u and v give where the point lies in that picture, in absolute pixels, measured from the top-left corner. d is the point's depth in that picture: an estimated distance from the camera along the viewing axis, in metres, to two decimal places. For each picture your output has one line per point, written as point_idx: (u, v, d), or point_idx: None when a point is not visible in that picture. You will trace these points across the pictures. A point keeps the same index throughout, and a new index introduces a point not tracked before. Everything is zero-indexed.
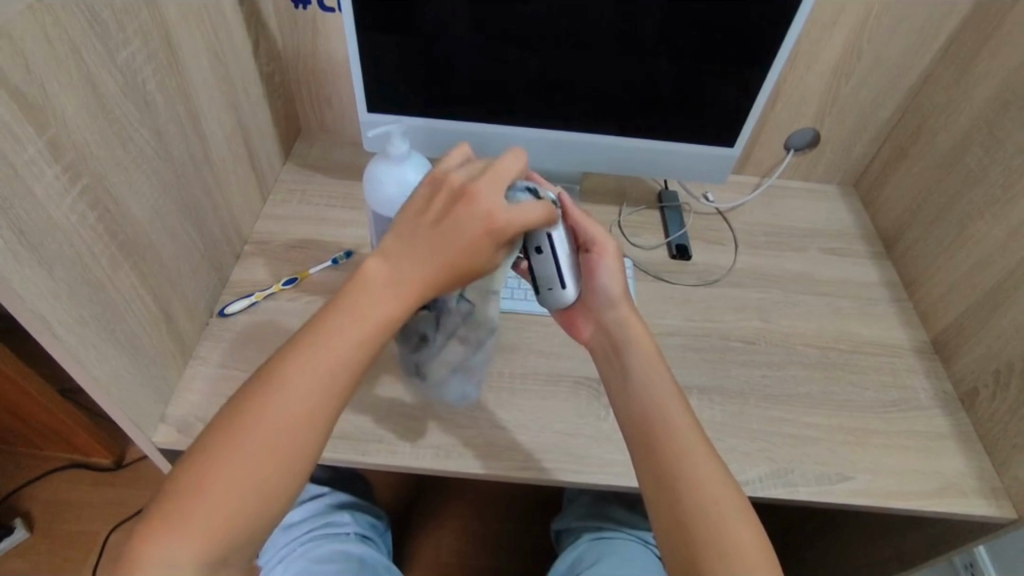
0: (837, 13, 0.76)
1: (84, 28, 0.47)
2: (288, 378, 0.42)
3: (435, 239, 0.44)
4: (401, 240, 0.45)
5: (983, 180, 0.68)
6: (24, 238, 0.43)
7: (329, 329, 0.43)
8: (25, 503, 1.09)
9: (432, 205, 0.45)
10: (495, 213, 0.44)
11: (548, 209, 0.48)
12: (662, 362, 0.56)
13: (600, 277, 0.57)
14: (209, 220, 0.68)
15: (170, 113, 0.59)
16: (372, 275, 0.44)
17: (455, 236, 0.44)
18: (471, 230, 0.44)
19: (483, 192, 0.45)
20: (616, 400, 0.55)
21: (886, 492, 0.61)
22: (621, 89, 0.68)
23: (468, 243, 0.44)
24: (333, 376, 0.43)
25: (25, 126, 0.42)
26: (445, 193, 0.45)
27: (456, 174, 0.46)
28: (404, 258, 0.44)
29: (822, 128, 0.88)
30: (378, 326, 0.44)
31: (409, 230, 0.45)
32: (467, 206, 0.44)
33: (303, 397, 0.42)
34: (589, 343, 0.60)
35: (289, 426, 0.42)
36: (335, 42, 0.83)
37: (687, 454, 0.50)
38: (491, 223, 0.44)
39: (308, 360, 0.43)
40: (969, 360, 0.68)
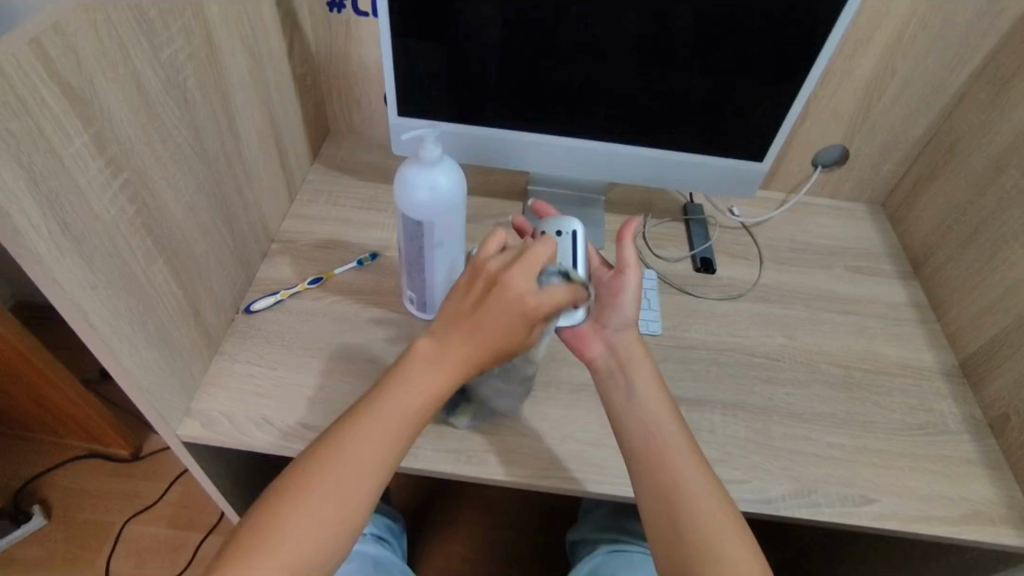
0: (872, 31, 0.76)
1: (131, 26, 0.48)
2: (352, 439, 0.47)
3: (477, 323, 0.47)
4: (452, 327, 0.48)
5: (1019, 203, 0.67)
6: (68, 231, 0.44)
7: (389, 397, 0.48)
8: (44, 490, 1.11)
9: (471, 294, 0.48)
10: (527, 296, 0.46)
11: (575, 292, 0.49)
12: (661, 386, 0.56)
13: (624, 298, 0.58)
14: (240, 217, 0.69)
15: (207, 111, 0.59)
16: (423, 355, 0.49)
17: (493, 322, 0.47)
18: (509, 313, 0.46)
19: (518, 278, 0.47)
20: (615, 420, 0.55)
21: (913, 517, 0.60)
22: (651, 101, 0.68)
23: (506, 324, 0.46)
24: (393, 439, 0.47)
25: (73, 120, 0.43)
26: (484, 282, 0.48)
27: (492, 262, 0.48)
28: (452, 343, 0.48)
29: (851, 145, 0.88)
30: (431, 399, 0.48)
31: (455, 318, 0.48)
32: (501, 294, 0.46)
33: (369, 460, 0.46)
34: (594, 362, 0.59)
35: (357, 483, 0.46)
36: (367, 45, 0.84)
37: (682, 468, 0.51)
38: (524, 307, 0.46)
39: (372, 423, 0.47)
40: (1000, 386, 0.67)
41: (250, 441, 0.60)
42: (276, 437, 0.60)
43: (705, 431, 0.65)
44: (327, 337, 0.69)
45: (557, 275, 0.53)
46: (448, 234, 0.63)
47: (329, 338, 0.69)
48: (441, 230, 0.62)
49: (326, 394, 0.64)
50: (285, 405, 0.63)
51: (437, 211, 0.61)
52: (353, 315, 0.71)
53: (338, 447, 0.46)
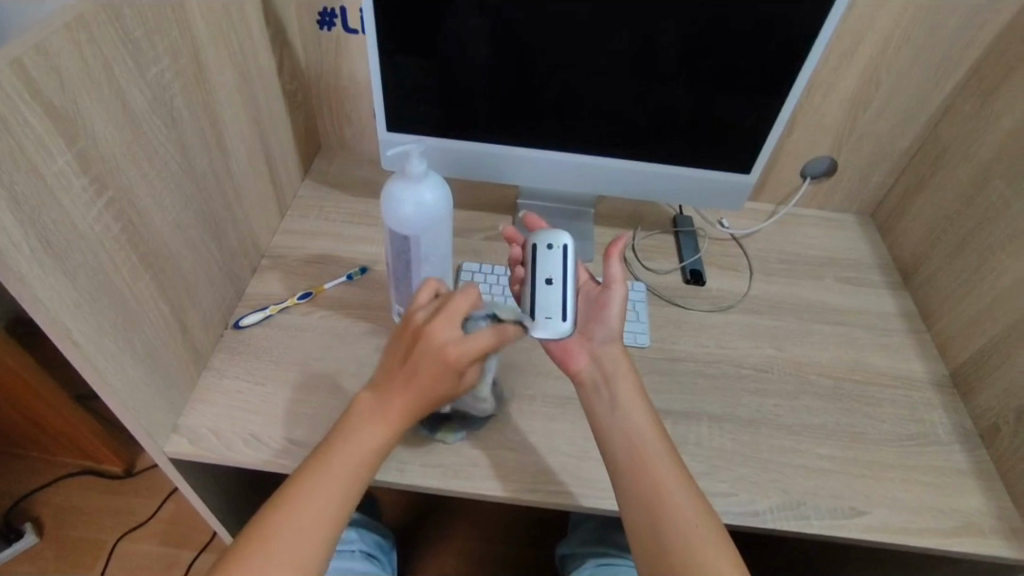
0: (855, 43, 0.77)
1: (116, 46, 0.49)
2: (309, 487, 0.48)
3: (409, 375, 0.49)
4: (389, 382, 0.50)
5: (1004, 213, 0.67)
6: (50, 249, 0.44)
7: (340, 444, 0.49)
8: (36, 508, 1.10)
9: (400, 347, 0.51)
10: (449, 346, 0.48)
11: (501, 334, 0.50)
12: (645, 399, 0.56)
13: (610, 313, 0.59)
14: (229, 233, 0.70)
15: (195, 129, 0.60)
16: (365, 405, 0.51)
17: (420, 374, 0.49)
18: (434, 365, 0.48)
19: (439, 329, 0.49)
20: (600, 432, 0.55)
21: (903, 529, 0.60)
22: (637, 115, 0.69)
23: (434, 375, 0.49)
24: (347, 484, 0.49)
25: (57, 139, 0.44)
26: (410, 337, 0.50)
27: (417, 315, 0.51)
28: (389, 395, 0.50)
29: (839, 156, 0.88)
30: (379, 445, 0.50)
31: (390, 371, 0.51)
32: (425, 346, 0.48)
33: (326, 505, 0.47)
34: (578, 374, 0.59)
35: (314, 531, 0.47)
36: (357, 62, 0.85)
37: (667, 481, 0.51)
38: (447, 358, 0.48)
39: (327, 469, 0.48)
40: (990, 396, 0.67)
41: (237, 457, 0.60)
42: (262, 453, 0.60)
43: (694, 443, 0.64)
44: (315, 351, 0.69)
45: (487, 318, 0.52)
46: (435, 247, 0.64)
47: (318, 353, 0.69)
48: (427, 244, 0.63)
49: (314, 409, 0.64)
50: (273, 420, 0.63)
51: (422, 225, 0.61)
52: (341, 330, 0.71)
53: (303, 490, 0.47)
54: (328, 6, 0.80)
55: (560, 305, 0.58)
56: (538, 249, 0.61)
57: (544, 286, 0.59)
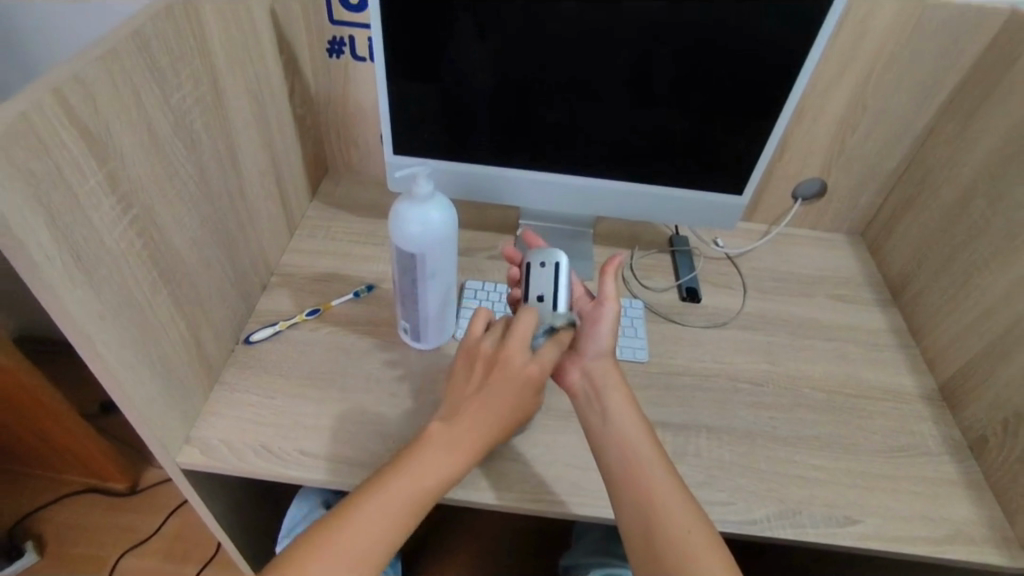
0: (840, 71, 0.81)
1: (144, 74, 0.52)
2: (374, 509, 0.49)
3: (486, 398, 0.54)
4: (463, 407, 0.54)
5: (986, 231, 0.70)
6: (80, 263, 0.46)
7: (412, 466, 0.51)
8: (38, 526, 1.11)
9: (476, 373, 0.55)
10: (528, 365, 0.54)
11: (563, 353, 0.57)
12: (637, 409, 0.58)
13: (602, 329, 0.62)
14: (241, 251, 0.72)
15: (212, 152, 0.63)
16: (438, 432, 0.53)
17: (502, 395, 0.54)
18: (514, 384, 0.54)
19: (517, 354, 0.54)
20: (595, 444, 0.57)
21: (896, 538, 0.61)
22: (634, 139, 0.72)
23: (514, 397, 0.54)
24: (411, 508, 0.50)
25: (89, 160, 0.46)
26: (485, 362, 0.55)
27: (486, 343, 0.55)
28: (465, 422, 0.53)
29: (828, 178, 0.92)
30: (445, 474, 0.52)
31: (465, 397, 0.55)
32: (506, 369, 0.54)
33: (389, 526, 0.49)
34: (572, 388, 0.61)
35: (376, 549, 0.48)
36: (365, 89, 0.89)
37: (660, 489, 0.52)
38: (528, 379, 0.54)
39: (395, 493, 0.50)
40: (978, 408, 0.69)
41: (248, 468, 0.62)
42: (273, 464, 0.62)
43: (692, 455, 0.66)
44: (323, 366, 0.71)
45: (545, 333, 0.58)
46: (440, 266, 0.66)
47: (326, 367, 0.71)
48: (433, 262, 0.65)
49: (323, 421, 0.66)
50: (283, 432, 0.64)
51: (428, 243, 0.63)
52: (349, 345, 0.73)
53: (372, 506, 0.49)
54: (338, 36, 0.83)
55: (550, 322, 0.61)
56: (531, 267, 0.64)
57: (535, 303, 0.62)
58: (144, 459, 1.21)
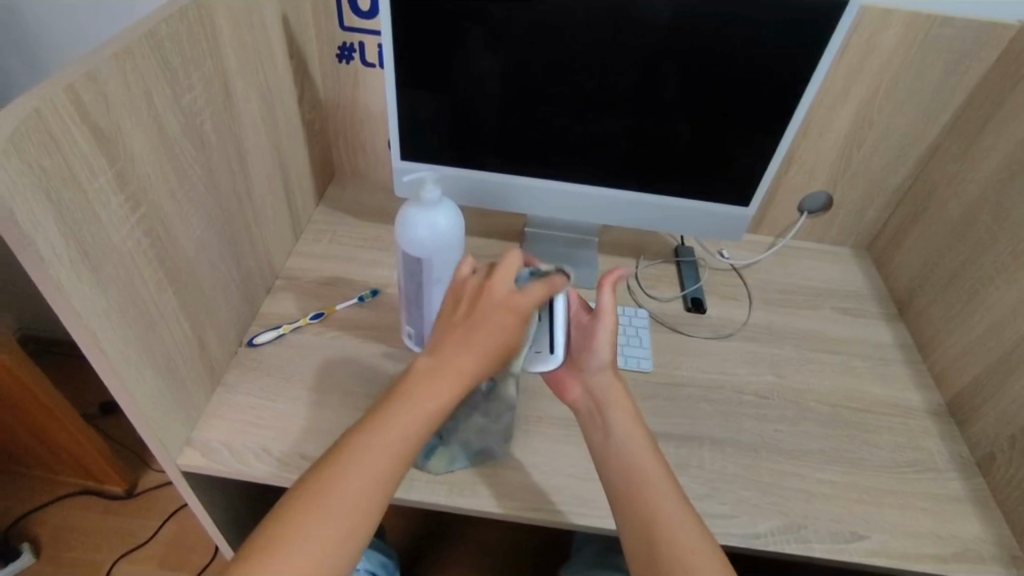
0: (848, 85, 0.81)
1: (157, 75, 0.52)
2: (368, 445, 0.45)
3: (469, 332, 0.51)
4: (445, 339, 0.51)
5: (993, 246, 0.70)
6: (87, 260, 0.46)
7: (392, 415, 0.47)
8: (34, 528, 1.10)
9: (461, 305, 0.53)
10: (512, 297, 0.52)
11: (551, 288, 0.55)
12: (643, 425, 0.58)
13: (597, 343, 0.61)
14: (246, 253, 0.72)
15: (221, 153, 0.63)
16: (424, 366, 0.50)
17: (485, 322, 0.51)
18: (498, 315, 0.52)
19: (500, 284, 0.52)
20: (597, 457, 0.58)
21: (903, 555, 0.60)
22: (641, 149, 0.72)
23: (498, 324, 0.52)
24: (409, 436, 0.47)
25: (100, 158, 0.46)
26: (468, 295, 0.53)
27: (474, 278, 0.54)
28: (445, 358, 0.50)
29: (834, 191, 0.92)
30: (430, 418, 0.48)
31: (452, 328, 0.52)
32: (488, 299, 0.52)
33: (391, 453, 0.46)
34: (574, 404, 0.63)
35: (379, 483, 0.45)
36: (373, 95, 0.89)
37: (658, 494, 0.52)
38: (509, 304, 0.52)
39: (389, 428, 0.46)
40: (985, 424, 0.68)
41: (248, 471, 0.61)
42: (274, 467, 0.61)
43: (696, 467, 0.66)
44: (326, 370, 0.70)
45: (529, 275, 0.59)
46: (446, 271, 0.66)
47: (329, 371, 0.70)
48: (439, 267, 0.65)
49: (325, 425, 0.65)
50: (285, 435, 0.64)
51: (434, 248, 0.63)
52: (352, 350, 0.73)
53: (362, 440, 0.46)
54: (348, 41, 0.84)
55: (547, 339, 0.62)
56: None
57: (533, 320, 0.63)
58: (143, 461, 1.20)
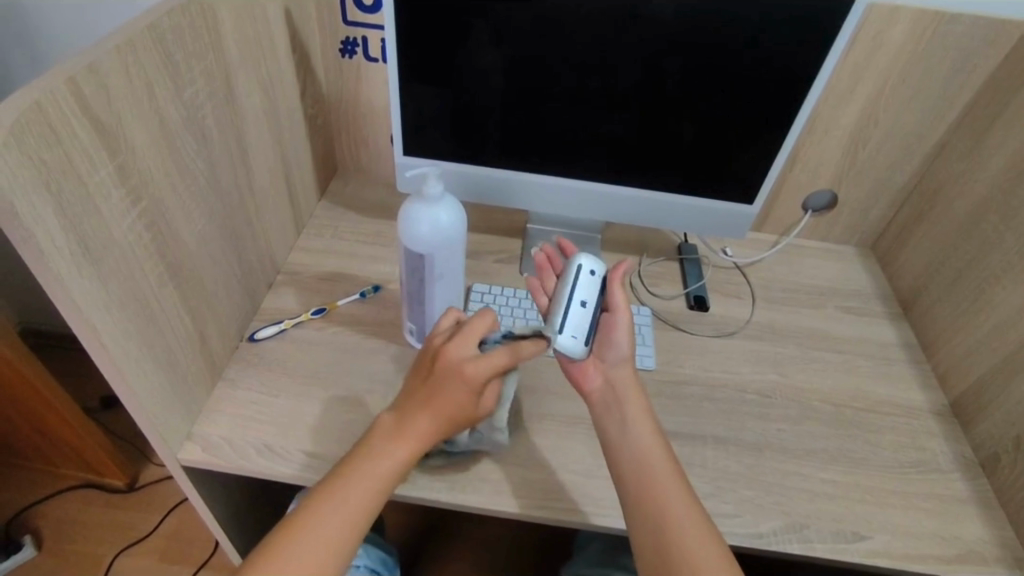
0: (855, 83, 0.80)
1: (159, 68, 0.52)
2: (329, 502, 0.49)
3: (430, 396, 0.52)
4: (409, 399, 0.54)
5: (1000, 246, 0.69)
6: (87, 253, 0.46)
7: (361, 461, 0.51)
8: (34, 521, 1.10)
9: (424, 363, 0.54)
10: (466, 364, 0.51)
11: (513, 354, 0.52)
12: (653, 418, 0.58)
13: (618, 336, 0.61)
14: (248, 248, 0.72)
15: (223, 147, 0.63)
16: (386, 424, 0.53)
17: (446, 386, 0.52)
18: (453, 381, 0.51)
19: (456, 347, 0.52)
20: (608, 450, 0.57)
21: (905, 555, 0.60)
22: (648, 146, 0.71)
23: (460, 387, 0.52)
24: (369, 493, 0.50)
25: (100, 151, 0.46)
26: (430, 356, 0.54)
27: (439, 338, 0.55)
28: (412, 419, 0.52)
29: (839, 190, 0.91)
30: (401, 463, 0.52)
31: (415, 388, 0.54)
32: (444, 362, 0.52)
33: (350, 511, 0.49)
34: (591, 396, 0.60)
35: (337, 539, 0.48)
36: (376, 90, 0.89)
37: (668, 490, 0.52)
38: (463, 373, 0.51)
39: (351, 484, 0.50)
40: (989, 425, 0.68)
41: (249, 466, 0.61)
42: (274, 463, 0.61)
43: (698, 465, 0.65)
44: (328, 366, 0.70)
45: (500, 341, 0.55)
46: (447, 267, 0.66)
47: (330, 367, 0.70)
48: (440, 263, 0.65)
49: (326, 421, 0.65)
50: (286, 431, 0.64)
51: (436, 244, 0.63)
52: (354, 345, 0.73)
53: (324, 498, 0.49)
54: (351, 36, 0.83)
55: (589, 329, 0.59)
56: (580, 272, 0.61)
57: (578, 308, 0.60)
58: (144, 456, 1.20)
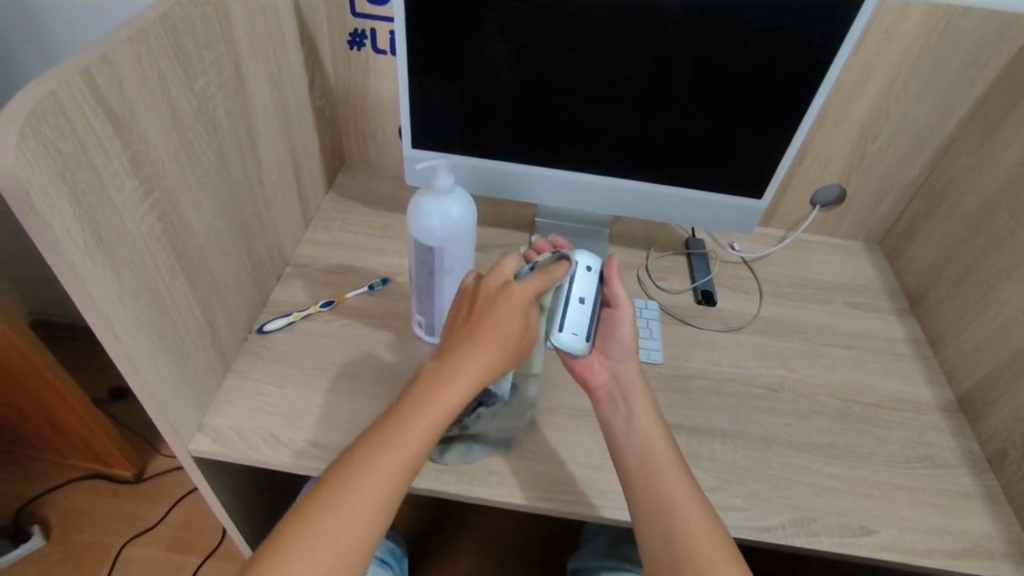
0: (865, 77, 0.80)
1: (171, 59, 0.52)
2: (381, 444, 0.47)
3: (474, 329, 0.51)
4: (451, 341, 0.52)
5: (1010, 241, 0.69)
6: (100, 243, 0.46)
7: (411, 402, 0.49)
8: (44, 511, 1.11)
9: (464, 304, 0.54)
10: (508, 288, 0.53)
11: (545, 279, 0.55)
12: (658, 413, 0.58)
13: (622, 331, 0.61)
14: (257, 240, 0.72)
15: (233, 139, 0.63)
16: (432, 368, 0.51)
17: (489, 318, 0.51)
18: (497, 310, 0.52)
19: (491, 282, 0.54)
20: (613, 445, 0.57)
21: (912, 550, 0.60)
22: (656, 141, 0.71)
23: (504, 318, 0.52)
24: (423, 433, 0.48)
25: (114, 141, 0.46)
26: (468, 296, 0.54)
27: (471, 280, 0.56)
28: (457, 357, 0.50)
29: (848, 184, 0.91)
30: (453, 401, 0.49)
31: (456, 329, 0.53)
32: (483, 296, 0.53)
33: (404, 451, 0.47)
34: (597, 392, 0.60)
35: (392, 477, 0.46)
36: (384, 82, 0.89)
37: (674, 484, 0.53)
38: (507, 300, 0.52)
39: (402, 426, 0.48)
40: (998, 420, 0.68)
41: (259, 457, 0.61)
42: (284, 454, 0.62)
43: (706, 459, 0.66)
44: (337, 358, 0.71)
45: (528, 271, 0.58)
46: (457, 260, 0.66)
47: (339, 359, 0.70)
48: (451, 256, 0.65)
49: (336, 413, 0.65)
50: (296, 422, 0.64)
51: (446, 237, 0.63)
52: (362, 337, 0.73)
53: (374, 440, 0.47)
54: (359, 28, 0.83)
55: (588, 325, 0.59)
56: (576, 268, 0.61)
57: (576, 304, 0.59)
58: (151, 447, 1.21)
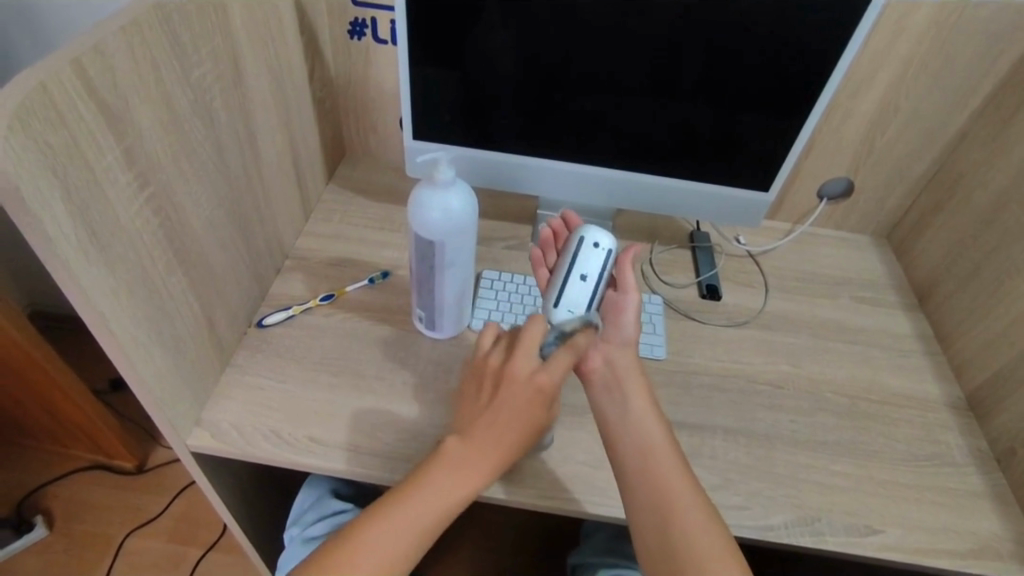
0: (876, 67, 0.78)
1: (165, 50, 0.50)
2: (393, 520, 0.50)
3: (498, 416, 0.51)
4: (473, 422, 0.52)
5: (1023, 237, 0.68)
6: (94, 239, 0.45)
7: (427, 484, 0.51)
8: (46, 501, 1.11)
9: (487, 380, 0.52)
10: (536, 377, 0.50)
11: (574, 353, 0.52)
12: (655, 404, 0.56)
13: (626, 317, 0.58)
14: (256, 234, 0.71)
15: (230, 131, 0.62)
16: (453, 452, 0.52)
17: (516, 407, 0.51)
18: (525, 398, 0.50)
19: (519, 361, 0.51)
20: (608, 435, 0.55)
21: (917, 550, 0.60)
22: (659, 132, 0.70)
23: (530, 405, 0.51)
24: (433, 515, 0.50)
25: (106, 134, 0.45)
26: (491, 377, 0.52)
27: (493, 357, 0.53)
28: (477, 446, 0.51)
29: (856, 177, 0.89)
30: (466, 489, 0.51)
31: (479, 407, 0.52)
32: (512, 379, 0.51)
33: (413, 532, 0.50)
34: (590, 375, 0.57)
35: (399, 556, 0.49)
36: (385, 72, 0.87)
37: (673, 482, 0.52)
38: (537, 389, 0.50)
39: (415, 507, 0.50)
40: (1008, 419, 0.67)
41: (258, 453, 0.61)
42: (283, 449, 0.61)
43: (709, 457, 0.65)
44: (337, 352, 0.70)
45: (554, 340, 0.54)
46: (458, 255, 0.65)
47: (339, 354, 0.70)
48: (452, 251, 0.64)
49: (335, 408, 0.65)
50: (295, 417, 0.64)
51: (447, 231, 0.62)
52: (363, 332, 0.72)
53: (388, 517, 0.50)
54: (360, 17, 0.81)
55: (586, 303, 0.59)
56: (583, 245, 0.61)
57: (576, 281, 0.60)
58: (152, 438, 1.21)
